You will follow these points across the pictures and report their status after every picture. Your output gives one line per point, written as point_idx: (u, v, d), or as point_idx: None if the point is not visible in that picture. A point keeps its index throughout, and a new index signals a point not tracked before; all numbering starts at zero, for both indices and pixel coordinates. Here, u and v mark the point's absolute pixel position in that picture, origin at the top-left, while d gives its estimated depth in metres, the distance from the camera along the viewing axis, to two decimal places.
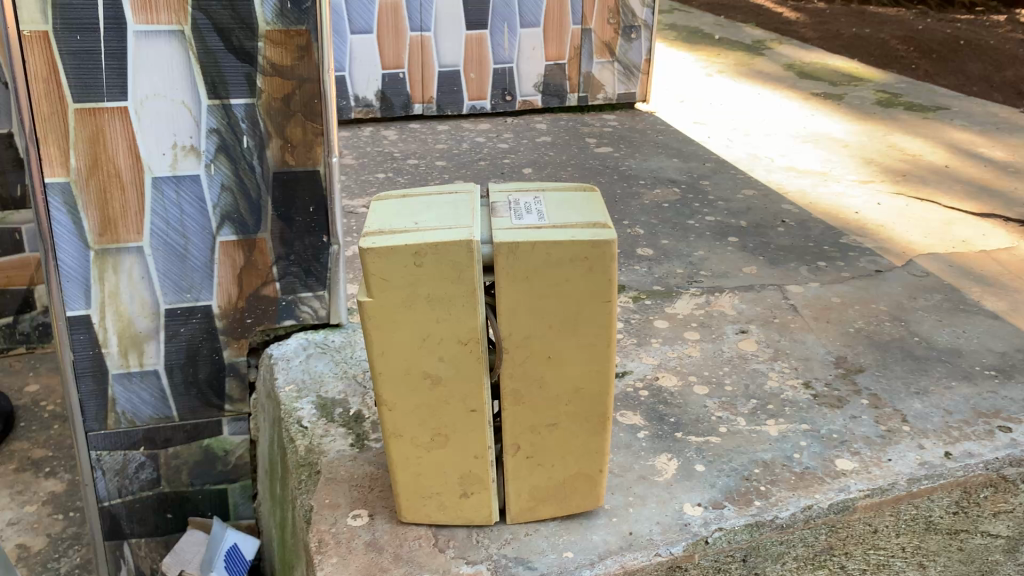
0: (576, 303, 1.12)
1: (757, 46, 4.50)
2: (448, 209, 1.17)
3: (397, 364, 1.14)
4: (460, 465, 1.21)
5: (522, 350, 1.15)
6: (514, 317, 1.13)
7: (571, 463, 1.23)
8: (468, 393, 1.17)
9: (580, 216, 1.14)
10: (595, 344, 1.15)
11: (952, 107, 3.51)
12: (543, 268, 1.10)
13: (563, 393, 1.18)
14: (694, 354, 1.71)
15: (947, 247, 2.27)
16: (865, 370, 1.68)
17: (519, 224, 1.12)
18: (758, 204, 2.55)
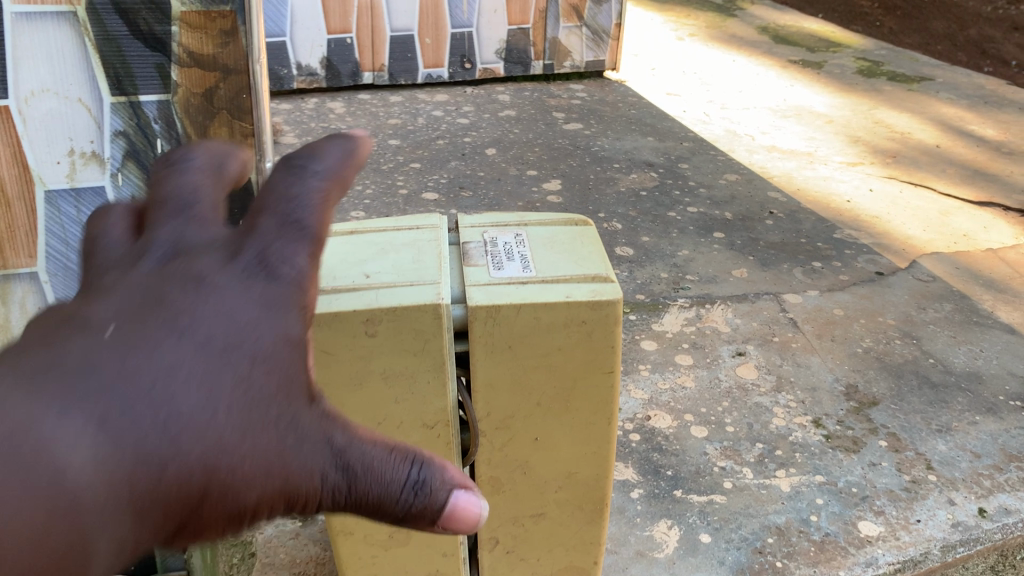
0: (572, 375, 0.90)
1: (728, 6, 4.26)
2: (405, 251, 0.92)
3: None
4: (425, 564, 0.99)
5: (502, 431, 0.93)
6: (492, 393, 0.91)
7: (562, 554, 1.02)
8: None
9: (574, 263, 0.91)
10: (591, 423, 0.93)
11: (935, 77, 3.33)
12: (528, 336, 0.87)
13: (552, 479, 0.96)
14: (688, 385, 1.50)
15: (948, 245, 2.10)
16: (879, 403, 1.49)
17: (498, 276, 0.89)
18: (742, 191, 2.35)
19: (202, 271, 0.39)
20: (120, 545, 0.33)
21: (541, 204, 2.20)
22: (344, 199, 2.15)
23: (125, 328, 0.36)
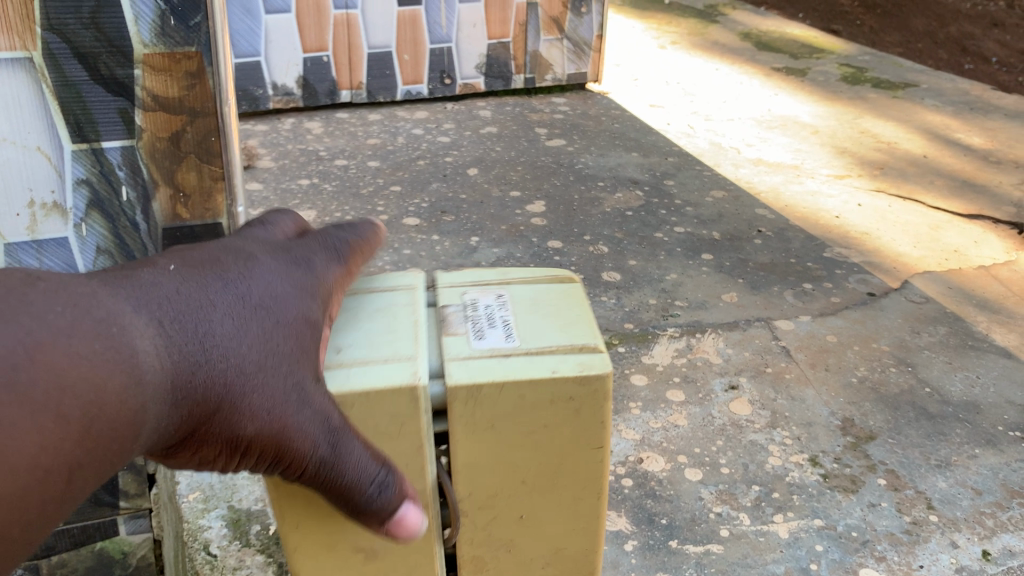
0: (557, 452, 0.82)
1: (710, 12, 4.22)
2: (376, 314, 0.81)
3: (316, 541, 0.80)
4: None
5: (485, 515, 0.85)
6: (474, 474, 0.82)
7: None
8: (415, 566, 0.85)
9: (563, 333, 0.81)
10: (579, 499, 0.85)
11: (920, 83, 3.31)
12: (512, 415, 0.78)
13: (538, 555, 0.89)
14: (681, 423, 1.46)
15: (940, 263, 2.07)
16: (876, 438, 1.45)
17: (477, 347, 0.79)
18: (729, 209, 2.31)
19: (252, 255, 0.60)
20: (171, 404, 0.51)
21: (525, 227, 2.15)
22: (323, 227, 2.10)
23: (190, 265, 0.55)
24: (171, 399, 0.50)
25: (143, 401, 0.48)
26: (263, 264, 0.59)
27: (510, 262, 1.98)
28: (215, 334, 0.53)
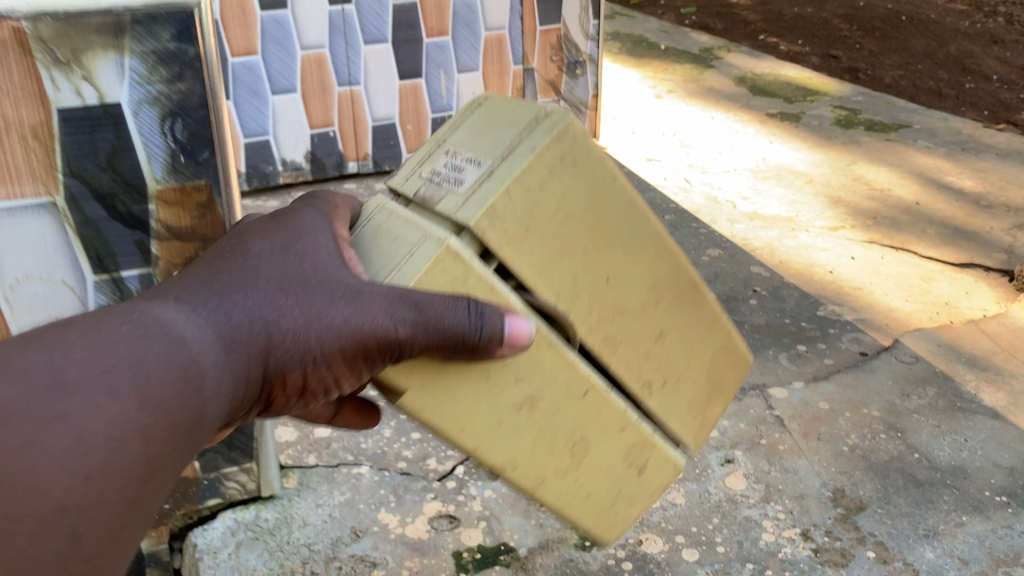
0: (590, 213, 0.86)
1: (705, 56, 4.32)
2: (377, 237, 0.84)
3: (474, 421, 0.83)
4: (618, 450, 0.93)
5: (586, 316, 0.88)
6: (548, 274, 0.85)
7: (705, 354, 0.98)
8: (570, 380, 0.86)
9: (507, 126, 0.87)
10: (632, 204, 0.88)
11: (913, 123, 3.38)
12: (536, 202, 0.83)
13: (648, 302, 0.91)
14: (679, 501, 1.52)
15: (931, 317, 2.13)
16: (866, 509, 1.51)
17: (464, 188, 0.84)
18: (726, 268, 2.38)
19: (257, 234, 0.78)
20: (228, 353, 0.69)
21: None
22: None
23: (209, 267, 0.74)
24: (233, 349, 0.70)
25: (208, 360, 0.67)
26: (274, 235, 0.78)
27: None
28: (234, 302, 0.71)
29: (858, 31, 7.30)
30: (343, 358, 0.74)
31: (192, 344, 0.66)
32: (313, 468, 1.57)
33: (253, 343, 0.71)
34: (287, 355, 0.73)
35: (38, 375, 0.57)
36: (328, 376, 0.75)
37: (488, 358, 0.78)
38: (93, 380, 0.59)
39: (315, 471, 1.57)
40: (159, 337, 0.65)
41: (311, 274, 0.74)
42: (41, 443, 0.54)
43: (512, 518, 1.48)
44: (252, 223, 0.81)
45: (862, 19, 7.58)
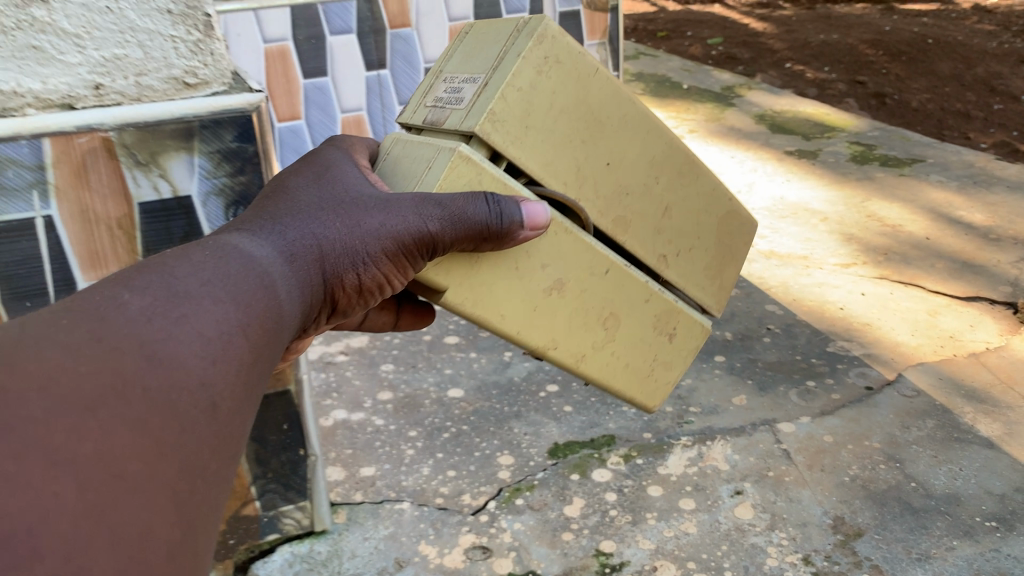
0: (583, 106, 1.12)
1: (726, 95, 4.48)
2: (410, 152, 1.08)
3: (518, 308, 1.10)
4: (642, 316, 1.21)
5: (596, 200, 1.15)
6: (556, 162, 1.11)
7: (711, 224, 1.29)
8: (591, 263, 1.14)
9: (496, 42, 1.12)
10: (616, 93, 1.15)
11: (927, 158, 3.50)
12: (535, 101, 1.08)
13: (646, 179, 1.20)
14: (691, 530, 1.67)
15: (936, 350, 2.26)
16: (864, 535, 1.64)
17: (473, 103, 1.07)
18: (741, 307, 2.52)
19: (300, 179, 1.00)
20: (293, 261, 0.89)
21: None
22: (375, 351, 2.33)
23: (265, 209, 0.95)
24: (295, 260, 0.89)
25: (277, 270, 0.86)
26: (314, 180, 0.99)
27: (542, 377, 2.20)
28: (291, 229, 0.92)
29: (884, 56, 7.39)
30: (388, 257, 0.94)
31: (267, 257, 0.86)
32: (360, 505, 1.75)
33: (311, 255, 0.91)
34: (341, 262, 0.93)
35: (155, 288, 0.71)
36: (377, 276, 0.96)
37: (510, 244, 1.00)
38: (199, 290, 0.73)
39: (362, 507, 1.74)
40: (245, 252, 0.83)
41: (346, 197, 0.96)
42: (173, 340, 0.67)
43: (539, 547, 1.64)
44: (284, 172, 1.03)
45: (888, 43, 7.68)
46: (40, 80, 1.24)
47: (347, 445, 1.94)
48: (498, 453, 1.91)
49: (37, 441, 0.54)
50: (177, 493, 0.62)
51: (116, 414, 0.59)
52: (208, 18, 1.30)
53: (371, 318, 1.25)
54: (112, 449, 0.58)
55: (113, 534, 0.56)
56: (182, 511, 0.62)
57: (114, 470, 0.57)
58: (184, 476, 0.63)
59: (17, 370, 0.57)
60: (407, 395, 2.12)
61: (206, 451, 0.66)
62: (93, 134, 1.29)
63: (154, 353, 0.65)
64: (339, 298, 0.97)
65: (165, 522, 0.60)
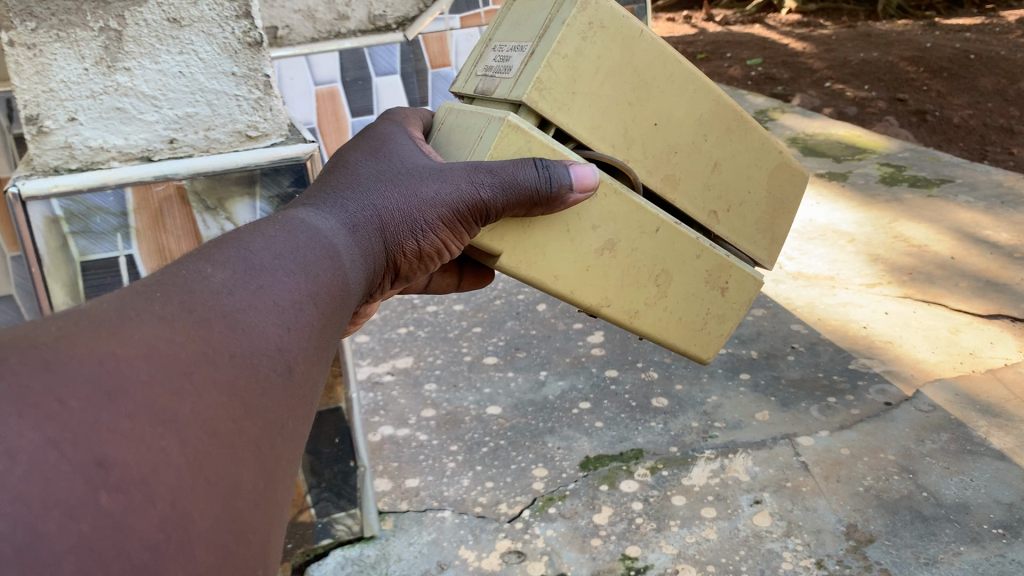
0: (629, 68, 1.20)
1: (760, 120, 4.61)
2: (466, 122, 1.19)
3: (571, 268, 1.19)
4: (694, 272, 1.30)
5: (643, 160, 1.24)
6: (602, 127, 1.20)
7: (762, 175, 1.36)
8: (641, 222, 1.22)
9: (543, 10, 1.20)
10: (661, 57, 1.22)
11: (955, 178, 3.58)
12: (580, 68, 1.16)
13: (693, 138, 1.28)
14: (711, 537, 1.79)
15: (955, 366, 2.35)
16: (875, 541, 1.75)
17: (522, 73, 1.17)
18: (768, 326, 2.63)
19: (357, 155, 1.10)
20: (356, 230, 0.98)
21: (586, 358, 2.51)
22: (419, 372, 2.49)
23: (327, 185, 1.04)
24: (357, 230, 0.98)
25: (341, 239, 0.94)
26: (370, 155, 1.09)
27: (575, 395, 2.34)
28: (353, 202, 1.00)
29: (924, 73, 7.43)
30: (442, 223, 1.05)
31: (332, 229, 0.93)
32: (405, 513, 1.90)
33: (371, 226, 1.00)
34: (398, 232, 1.03)
35: (233, 261, 0.78)
36: (435, 242, 1.06)
37: (556, 209, 1.10)
38: (272, 263, 0.80)
39: (407, 515, 1.90)
40: (312, 225, 0.91)
41: (402, 169, 1.07)
42: (250, 310, 0.74)
43: (569, 552, 1.78)
44: (343, 149, 1.14)
45: (928, 60, 7.70)
46: (124, 137, 1.43)
47: (394, 459, 2.10)
48: (533, 466, 2.05)
49: (147, 403, 0.59)
50: (258, 449, 0.67)
51: (208, 376, 0.65)
52: (267, 79, 1.49)
53: (436, 282, 1.39)
54: (208, 410, 0.64)
55: (213, 484, 0.61)
56: (267, 467, 0.67)
57: (210, 428, 0.63)
58: (267, 434, 0.69)
59: (124, 339, 0.62)
60: (448, 412, 2.28)
61: (284, 410, 0.72)
62: (169, 183, 1.45)
63: (236, 322, 0.71)
64: (398, 264, 1.06)
65: (251, 477, 0.65)
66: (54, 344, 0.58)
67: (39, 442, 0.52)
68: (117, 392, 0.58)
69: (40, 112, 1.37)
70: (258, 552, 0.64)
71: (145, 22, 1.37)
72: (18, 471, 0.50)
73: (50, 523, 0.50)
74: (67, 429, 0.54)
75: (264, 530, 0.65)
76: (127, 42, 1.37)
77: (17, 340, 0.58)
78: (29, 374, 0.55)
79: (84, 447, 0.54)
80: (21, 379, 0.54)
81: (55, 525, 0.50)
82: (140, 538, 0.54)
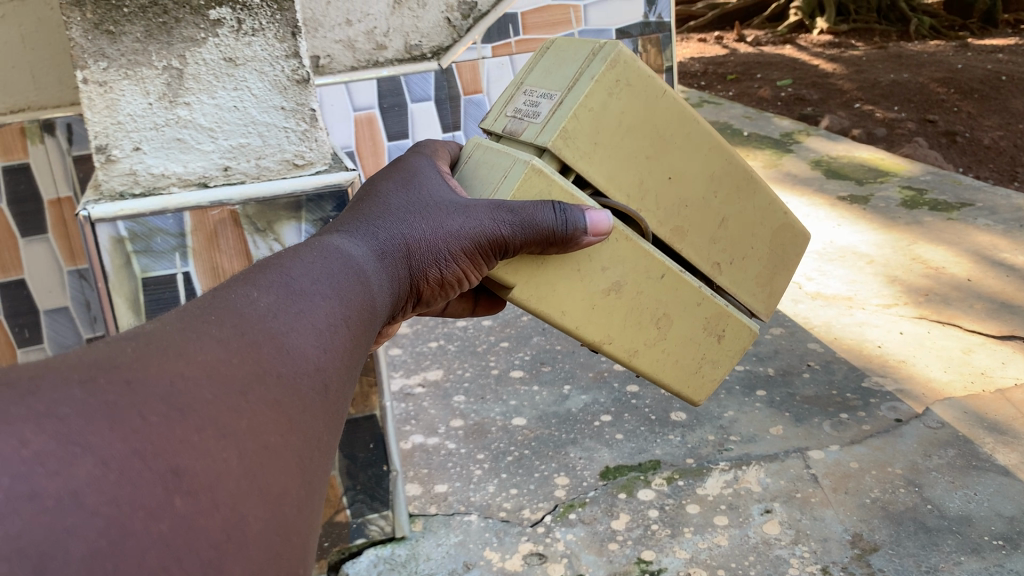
0: (650, 125, 1.32)
1: (785, 141, 4.70)
2: (494, 156, 1.31)
3: (578, 306, 1.32)
4: (695, 318, 1.42)
5: (656, 210, 1.36)
6: (619, 175, 1.32)
7: (766, 235, 1.49)
8: (648, 267, 1.35)
9: (572, 64, 1.33)
10: (681, 116, 1.34)
11: (976, 202, 3.65)
12: (604, 122, 1.29)
13: (705, 190, 1.40)
14: (723, 543, 1.89)
15: (966, 386, 2.43)
16: (879, 549, 1.84)
17: (548, 118, 1.29)
18: (785, 345, 2.73)
19: (391, 185, 1.23)
20: (385, 257, 1.11)
21: (609, 373, 2.62)
22: (448, 384, 2.62)
23: (363, 213, 1.17)
24: (385, 257, 1.11)
25: (371, 266, 1.07)
26: (403, 186, 1.22)
27: (597, 408, 2.45)
28: (383, 232, 1.13)
29: (954, 94, 7.46)
30: (463, 254, 1.17)
31: (363, 256, 1.06)
32: (434, 516, 2.03)
33: (398, 253, 1.13)
34: (423, 260, 1.16)
35: (277, 285, 0.87)
36: (456, 271, 1.18)
37: (572, 249, 1.22)
38: (312, 288, 0.90)
39: (435, 518, 2.02)
40: (345, 251, 1.03)
41: (430, 202, 1.19)
42: (296, 334, 0.82)
43: (588, 555, 1.88)
44: (378, 176, 1.27)
45: (959, 81, 7.73)
46: (183, 165, 1.58)
47: (424, 465, 2.23)
48: (555, 474, 2.16)
49: (211, 418, 0.67)
50: (307, 460, 0.75)
51: (262, 396, 0.73)
52: (313, 113, 1.63)
53: (452, 307, 1.51)
54: (259, 424, 0.71)
55: (264, 493, 0.68)
56: (309, 476, 0.74)
57: (262, 441, 0.70)
58: (309, 445, 0.76)
59: (191, 360, 0.70)
60: (476, 423, 2.40)
61: (325, 426, 0.79)
62: (223, 208, 1.60)
63: (283, 343, 0.80)
64: (422, 289, 1.18)
65: (297, 484, 0.72)
66: (133, 366, 0.66)
67: (126, 453, 0.60)
68: (186, 408, 0.66)
69: (109, 143, 1.52)
70: (303, 555, 0.70)
71: (204, 61, 1.51)
72: (110, 477, 0.58)
73: (135, 522, 0.58)
74: (147, 441, 0.62)
75: (307, 532, 0.72)
76: (188, 79, 1.52)
77: (103, 360, 0.66)
78: (115, 393, 0.63)
79: (162, 458, 0.62)
80: (111, 396, 0.63)
81: (139, 524, 0.58)
82: (205, 537, 0.62)
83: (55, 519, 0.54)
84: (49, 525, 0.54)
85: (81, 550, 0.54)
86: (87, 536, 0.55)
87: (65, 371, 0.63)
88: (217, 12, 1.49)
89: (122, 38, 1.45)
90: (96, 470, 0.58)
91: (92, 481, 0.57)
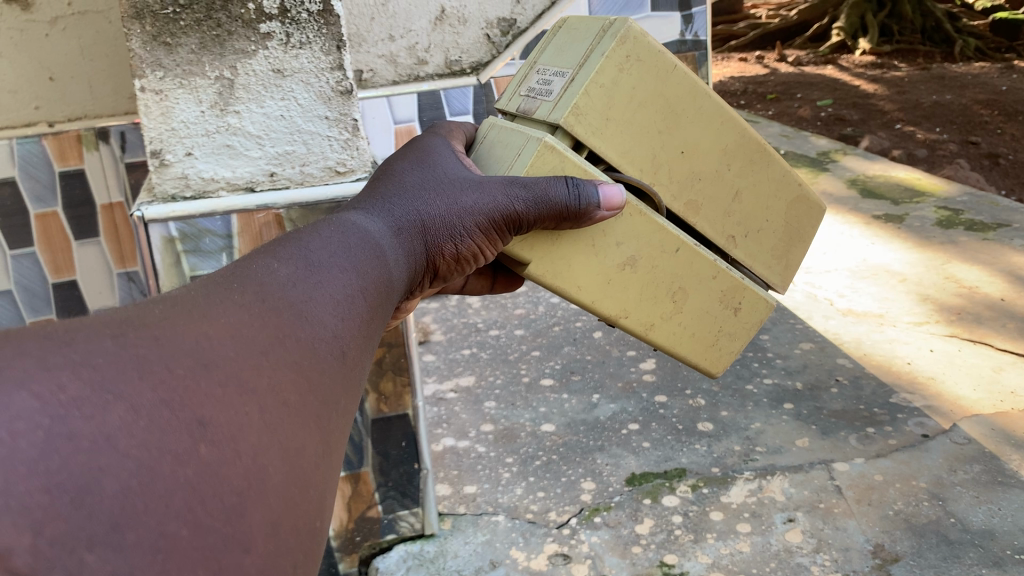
0: (662, 99, 1.39)
1: (822, 160, 4.72)
2: (508, 137, 1.39)
3: (594, 280, 1.38)
4: (711, 291, 1.48)
5: (668, 185, 1.43)
6: (631, 150, 1.39)
7: (780, 206, 1.54)
8: (662, 242, 1.41)
9: (585, 41, 1.39)
10: (692, 90, 1.40)
11: (1013, 223, 3.64)
12: (617, 97, 1.35)
13: (716, 163, 1.46)
14: (745, 549, 1.92)
15: (994, 403, 2.44)
16: (900, 560, 1.86)
17: (562, 98, 1.36)
18: (814, 359, 2.75)
19: (407, 164, 1.30)
20: (400, 232, 1.19)
21: (638, 383, 2.66)
22: (480, 390, 2.68)
23: (380, 192, 1.25)
24: (401, 233, 1.19)
25: (387, 241, 1.14)
26: (418, 165, 1.29)
27: (625, 417, 2.49)
28: (398, 209, 1.21)
29: (998, 117, 7.39)
30: (477, 229, 1.24)
31: (379, 231, 1.14)
32: (463, 515, 2.09)
33: (414, 228, 1.21)
34: (439, 235, 1.23)
35: (296, 257, 0.95)
36: (472, 247, 1.26)
37: (585, 223, 1.28)
38: (328, 262, 0.97)
39: (464, 517, 2.08)
40: (361, 227, 1.11)
41: (444, 180, 1.27)
42: (315, 303, 0.89)
43: (611, 557, 1.93)
44: (395, 155, 1.35)
45: (1003, 104, 7.66)
46: (231, 170, 1.67)
47: (454, 467, 2.29)
48: (582, 479, 2.21)
49: (235, 375, 0.74)
50: (321, 418, 0.82)
51: (281, 356, 0.80)
52: (355, 122, 1.70)
53: (471, 284, 1.59)
54: (280, 384, 0.78)
55: (284, 447, 0.75)
56: (326, 433, 0.82)
57: (282, 399, 0.77)
58: (327, 405, 0.84)
59: (215, 322, 0.77)
60: (505, 428, 2.46)
61: (341, 388, 0.87)
62: (268, 212, 1.68)
63: (303, 311, 0.87)
64: (439, 264, 1.26)
65: (315, 442, 0.80)
66: (160, 325, 0.73)
67: (155, 402, 0.66)
68: (210, 364, 0.73)
69: (162, 147, 1.62)
70: (318, 505, 0.78)
71: (253, 72, 1.60)
72: (140, 422, 0.64)
73: (163, 465, 0.64)
74: (174, 392, 0.68)
75: (322, 487, 0.79)
76: (238, 89, 1.60)
77: (133, 319, 0.73)
78: (145, 347, 0.69)
79: (188, 408, 0.68)
80: (140, 350, 0.69)
81: (167, 467, 0.64)
82: (228, 482, 0.69)
83: (91, 459, 0.60)
84: (84, 462, 0.59)
85: (113, 487, 0.61)
86: (120, 475, 0.61)
87: (98, 326, 0.69)
88: (267, 25, 1.57)
89: (178, 48, 1.55)
90: (127, 416, 0.64)
91: (123, 425, 0.63)
